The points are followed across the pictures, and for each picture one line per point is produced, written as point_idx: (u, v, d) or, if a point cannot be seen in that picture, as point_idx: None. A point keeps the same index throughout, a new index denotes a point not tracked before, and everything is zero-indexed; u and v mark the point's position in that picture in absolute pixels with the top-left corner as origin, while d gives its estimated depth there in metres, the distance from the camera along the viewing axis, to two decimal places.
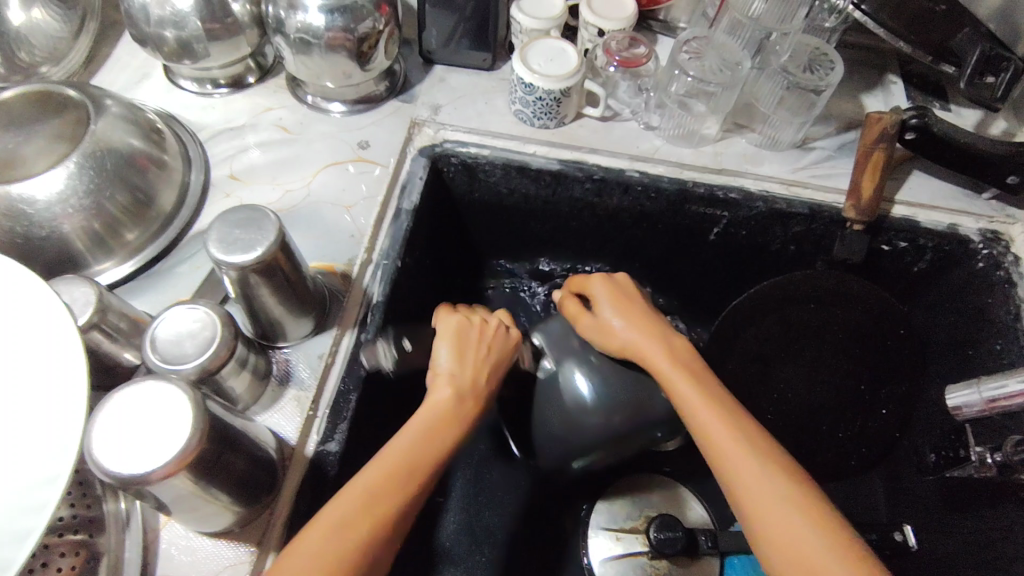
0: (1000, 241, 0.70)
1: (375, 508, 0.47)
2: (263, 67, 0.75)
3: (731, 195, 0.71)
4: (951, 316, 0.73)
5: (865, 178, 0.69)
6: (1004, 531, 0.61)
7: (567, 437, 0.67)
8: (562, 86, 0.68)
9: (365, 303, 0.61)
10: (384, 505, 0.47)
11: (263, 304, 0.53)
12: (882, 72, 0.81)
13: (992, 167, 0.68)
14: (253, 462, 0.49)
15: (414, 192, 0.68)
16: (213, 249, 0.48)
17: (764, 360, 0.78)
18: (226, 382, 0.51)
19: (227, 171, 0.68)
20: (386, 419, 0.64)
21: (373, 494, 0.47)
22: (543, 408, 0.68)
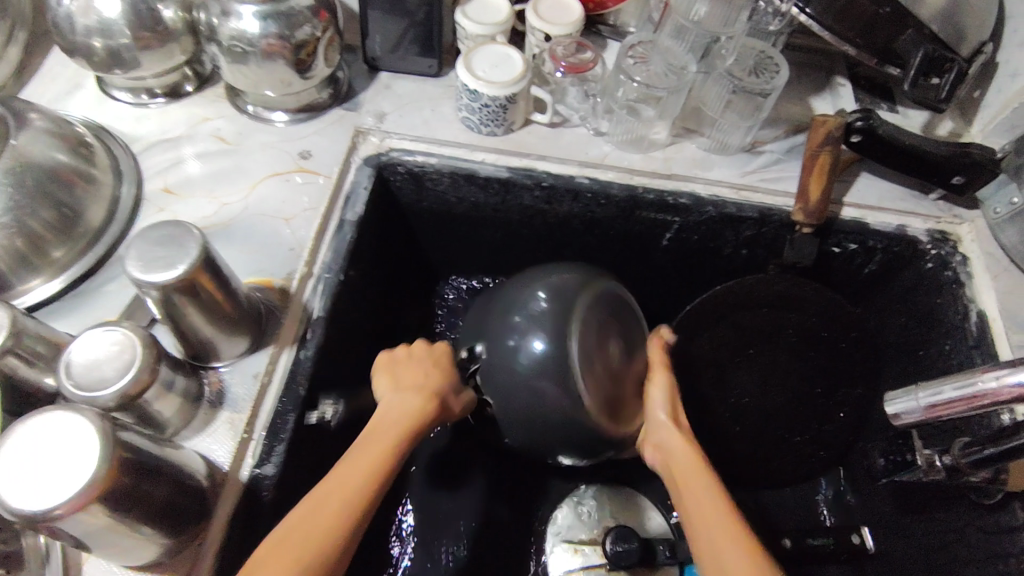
0: (947, 241, 0.70)
1: (315, 520, 0.45)
2: (200, 76, 0.72)
3: (681, 200, 0.71)
4: (902, 318, 0.74)
5: (812, 183, 0.68)
6: (959, 532, 0.62)
7: (532, 412, 0.58)
8: (507, 92, 0.66)
9: (304, 319, 0.59)
10: (337, 493, 0.47)
11: (191, 323, 0.51)
12: (831, 75, 0.81)
13: (938, 168, 0.68)
14: (179, 491, 0.46)
15: (359, 203, 0.66)
16: (130, 270, 0.46)
17: (718, 365, 0.78)
18: (152, 407, 0.48)
19: (161, 184, 0.65)
20: (329, 438, 0.62)
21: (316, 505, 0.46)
22: (493, 386, 0.60)
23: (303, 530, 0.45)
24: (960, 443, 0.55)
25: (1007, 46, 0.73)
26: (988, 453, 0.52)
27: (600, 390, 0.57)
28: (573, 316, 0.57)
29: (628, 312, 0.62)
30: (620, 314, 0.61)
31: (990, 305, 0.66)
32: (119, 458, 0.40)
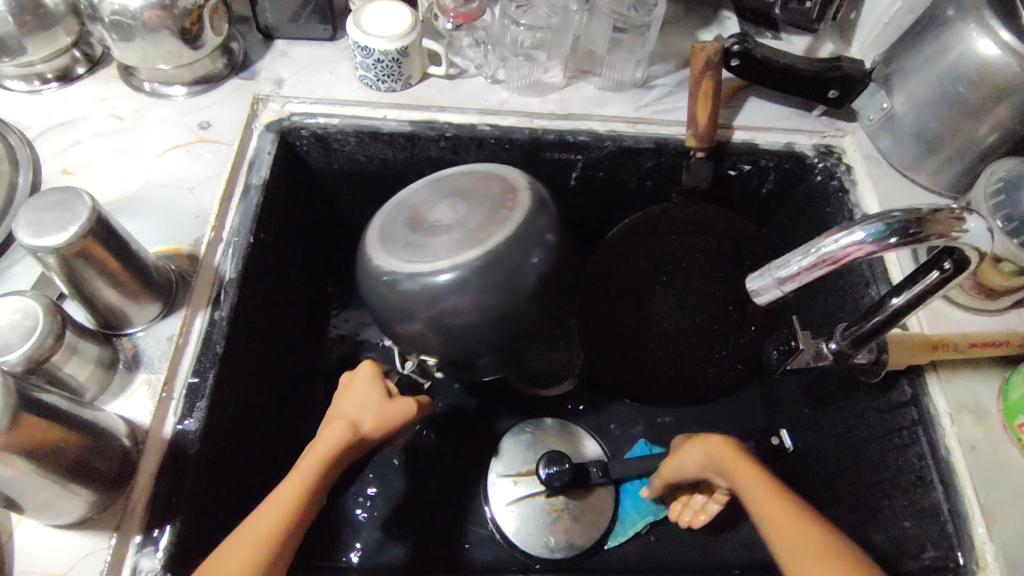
0: (832, 153, 0.75)
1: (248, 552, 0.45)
2: (91, 58, 0.72)
3: (581, 138, 0.73)
4: (802, 230, 0.79)
5: (700, 108, 0.72)
6: (859, 416, 0.67)
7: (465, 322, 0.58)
8: (398, 45, 0.68)
9: (218, 281, 0.60)
10: (275, 514, 0.48)
11: (95, 290, 0.52)
12: (717, 10, 0.85)
13: (814, 84, 0.73)
14: (99, 445, 0.48)
15: (263, 167, 0.67)
16: (21, 236, 0.47)
17: (638, 293, 0.81)
18: (61, 370, 0.50)
19: (60, 167, 0.65)
20: (259, 398, 0.64)
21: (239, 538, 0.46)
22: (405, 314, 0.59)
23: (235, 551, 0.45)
24: (841, 327, 0.58)
25: None
26: (864, 330, 0.55)
27: (481, 244, 0.58)
28: (391, 233, 0.62)
29: (457, 181, 0.64)
30: (447, 193, 0.63)
31: (873, 208, 0.71)
32: (24, 415, 0.42)
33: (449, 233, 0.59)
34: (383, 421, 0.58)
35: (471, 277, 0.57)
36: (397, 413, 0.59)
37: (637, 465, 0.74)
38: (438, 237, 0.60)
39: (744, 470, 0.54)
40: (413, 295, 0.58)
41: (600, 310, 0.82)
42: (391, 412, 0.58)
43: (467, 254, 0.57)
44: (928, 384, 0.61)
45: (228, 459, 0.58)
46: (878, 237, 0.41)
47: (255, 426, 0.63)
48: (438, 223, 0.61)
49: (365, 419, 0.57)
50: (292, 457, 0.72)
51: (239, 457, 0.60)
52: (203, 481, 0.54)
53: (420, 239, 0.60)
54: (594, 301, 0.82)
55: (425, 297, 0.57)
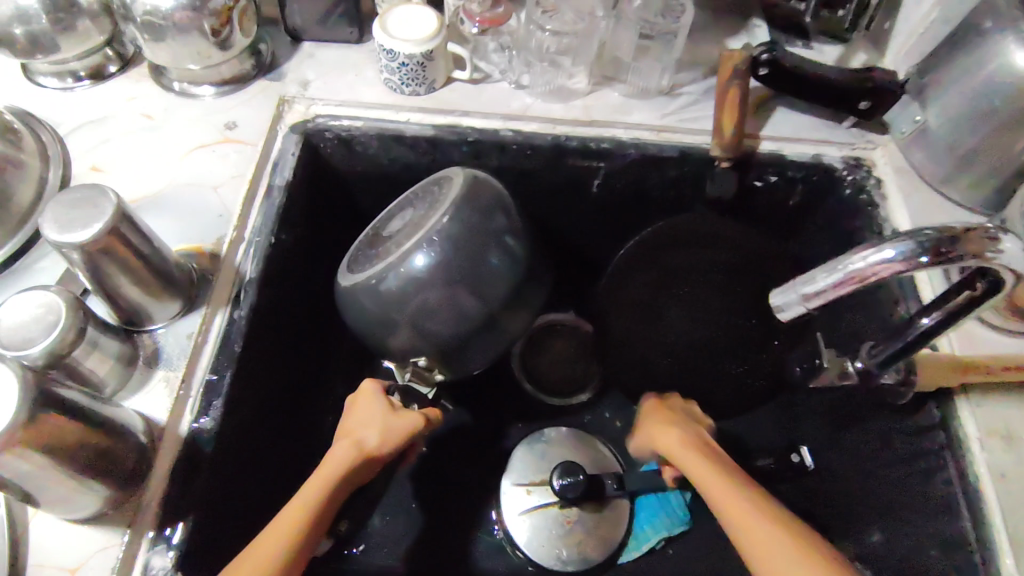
0: (862, 166, 0.73)
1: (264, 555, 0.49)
2: (123, 57, 0.73)
3: (603, 145, 0.73)
4: (829, 245, 0.76)
5: (726, 116, 0.70)
6: (882, 437, 0.65)
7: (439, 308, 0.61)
8: (424, 49, 0.68)
9: (238, 281, 0.61)
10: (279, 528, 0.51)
11: (117, 287, 0.53)
12: (747, 17, 0.84)
13: (843, 96, 0.71)
14: (116, 440, 0.48)
15: (286, 168, 0.68)
16: (47, 232, 0.48)
17: (654, 305, 0.81)
18: (82, 365, 0.51)
19: (89, 164, 0.66)
20: (275, 398, 0.65)
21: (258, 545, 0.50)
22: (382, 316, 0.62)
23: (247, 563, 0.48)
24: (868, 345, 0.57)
25: None
26: (892, 351, 0.54)
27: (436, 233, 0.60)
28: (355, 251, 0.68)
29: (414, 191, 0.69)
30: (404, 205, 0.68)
31: (903, 222, 0.69)
32: (40, 410, 0.43)
33: (397, 236, 0.64)
34: (384, 436, 0.60)
35: (433, 260, 0.60)
36: (397, 427, 0.61)
37: (654, 479, 0.73)
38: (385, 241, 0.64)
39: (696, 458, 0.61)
40: (378, 294, 0.62)
41: (615, 326, 0.84)
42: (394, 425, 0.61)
43: (414, 240, 0.61)
44: (957, 407, 0.59)
45: (242, 459, 0.58)
46: (907, 255, 0.39)
47: (271, 426, 0.64)
48: (388, 232, 0.66)
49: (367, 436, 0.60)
50: (306, 457, 0.72)
51: (253, 458, 0.60)
52: (216, 480, 0.54)
53: (374, 249, 0.65)
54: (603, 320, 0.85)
55: (401, 297, 0.61)
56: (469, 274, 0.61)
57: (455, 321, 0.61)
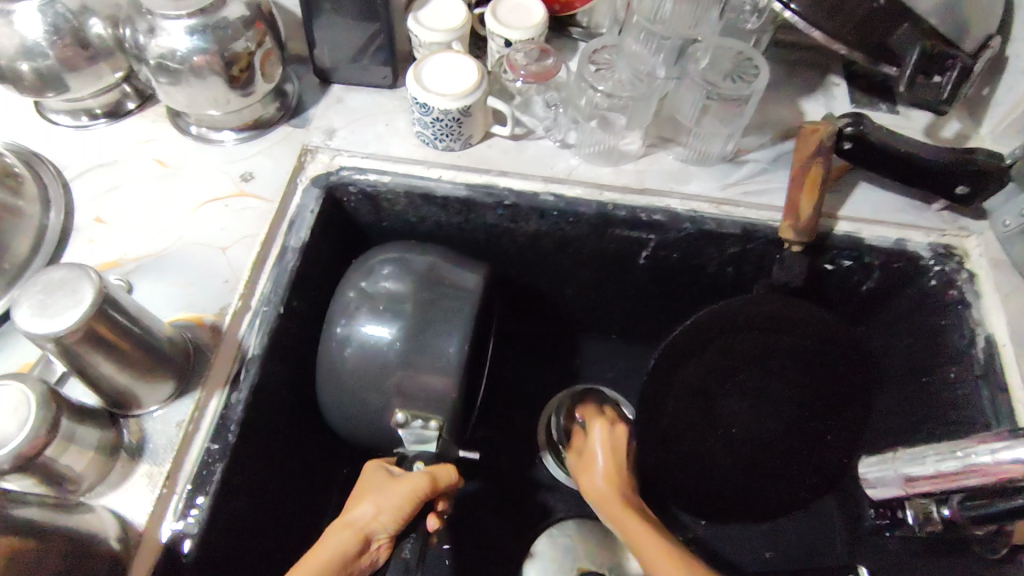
0: (953, 257, 0.64)
1: None
2: (142, 94, 0.68)
3: (656, 217, 0.65)
4: (904, 338, 0.67)
5: (798, 196, 0.62)
6: None
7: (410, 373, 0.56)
8: (461, 104, 0.61)
9: (240, 357, 0.55)
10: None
11: (102, 373, 0.47)
12: (825, 75, 0.75)
13: (937, 178, 0.62)
14: (82, 559, 0.43)
15: (304, 227, 0.62)
16: (21, 321, 0.42)
17: (707, 395, 0.70)
18: (56, 463, 0.45)
19: (93, 213, 0.62)
20: (271, 483, 0.58)
21: None
22: (361, 389, 0.57)
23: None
24: (962, 491, 0.49)
25: (1018, 39, 0.65)
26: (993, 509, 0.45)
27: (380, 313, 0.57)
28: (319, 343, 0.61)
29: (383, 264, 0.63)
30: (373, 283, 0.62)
31: (1000, 330, 0.59)
32: None
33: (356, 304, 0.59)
34: (383, 508, 0.51)
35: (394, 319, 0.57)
36: (396, 496, 0.52)
37: None
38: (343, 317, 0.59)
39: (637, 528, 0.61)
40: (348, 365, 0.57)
41: (665, 419, 0.70)
42: (392, 489, 0.53)
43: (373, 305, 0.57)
44: None
45: (230, 559, 0.53)
46: None
47: (262, 516, 0.57)
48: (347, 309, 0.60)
49: (361, 513, 0.51)
50: (306, 540, 0.66)
51: (240, 555, 0.54)
52: None
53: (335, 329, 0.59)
54: (648, 417, 0.69)
55: (372, 366, 0.57)
56: (439, 331, 0.57)
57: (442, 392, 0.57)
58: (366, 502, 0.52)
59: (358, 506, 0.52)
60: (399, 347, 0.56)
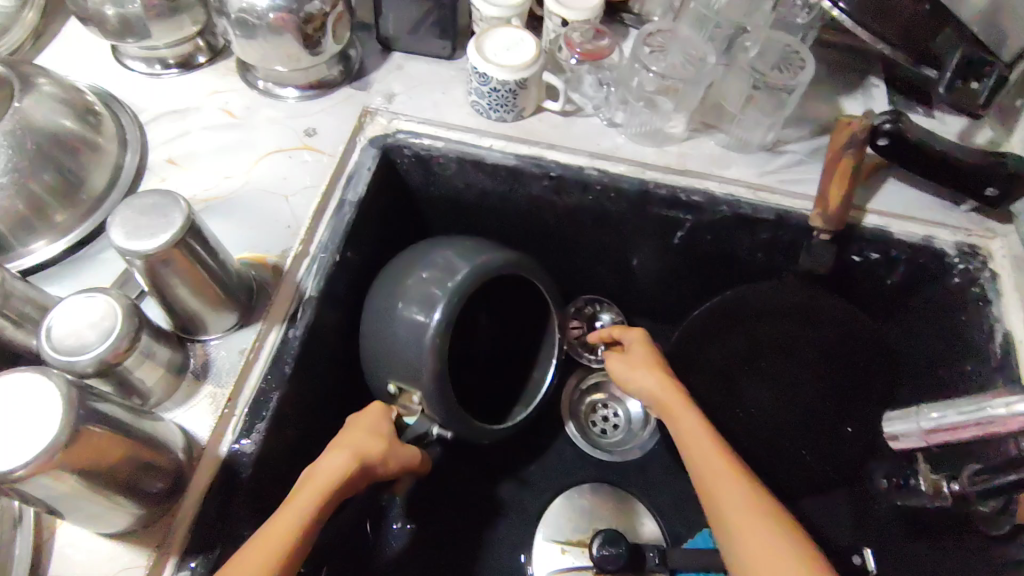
0: (978, 256, 0.66)
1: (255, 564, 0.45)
2: (213, 48, 0.72)
3: (695, 198, 0.68)
4: (925, 334, 0.69)
5: (833, 186, 0.65)
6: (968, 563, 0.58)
7: (405, 342, 0.58)
8: (518, 76, 0.64)
9: (297, 298, 0.59)
10: (274, 543, 0.46)
11: (177, 296, 0.51)
12: (865, 76, 0.77)
13: (967, 179, 0.65)
14: (153, 462, 0.46)
15: (360, 183, 0.65)
16: (116, 238, 0.46)
17: (726, 372, 0.76)
18: (132, 373, 0.49)
19: (165, 155, 0.65)
20: (315, 419, 0.62)
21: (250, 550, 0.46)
22: (388, 357, 0.60)
23: (239, 571, 0.44)
24: (970, 468, 0.55)
25: None
26: None
27: (387, 288, 0.61)
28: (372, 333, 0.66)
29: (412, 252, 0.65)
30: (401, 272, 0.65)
31: (1018, 326, 0.62)
32: (83, 428, 0.41)
33: (384, 283, 0.63)
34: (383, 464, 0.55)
35: (403, 296, 0.60)
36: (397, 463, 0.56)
37: (697, 558, 0.66)
38: (376, 299, 0.63)
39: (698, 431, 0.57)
40: (377, 339, 0.61)
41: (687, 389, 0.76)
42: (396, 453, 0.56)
43: (396, 291, 0.61)
44: None
45: (276, 483, 0.56)
46: None
47: (307, 448, 0.61)
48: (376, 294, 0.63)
49: (367, 452, 0.54)
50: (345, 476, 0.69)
51: (285, 481, 0.58)
52: (248, 506, 0.52)
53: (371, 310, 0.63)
54: None
55: (387, 337, 0.60)
56: (421, 304, 0.58)
57: (412, 361, 0.58)
58: (375, 443, 0.55)
59: (366, 447, 0.54)
60: (403, 317, 0.59)
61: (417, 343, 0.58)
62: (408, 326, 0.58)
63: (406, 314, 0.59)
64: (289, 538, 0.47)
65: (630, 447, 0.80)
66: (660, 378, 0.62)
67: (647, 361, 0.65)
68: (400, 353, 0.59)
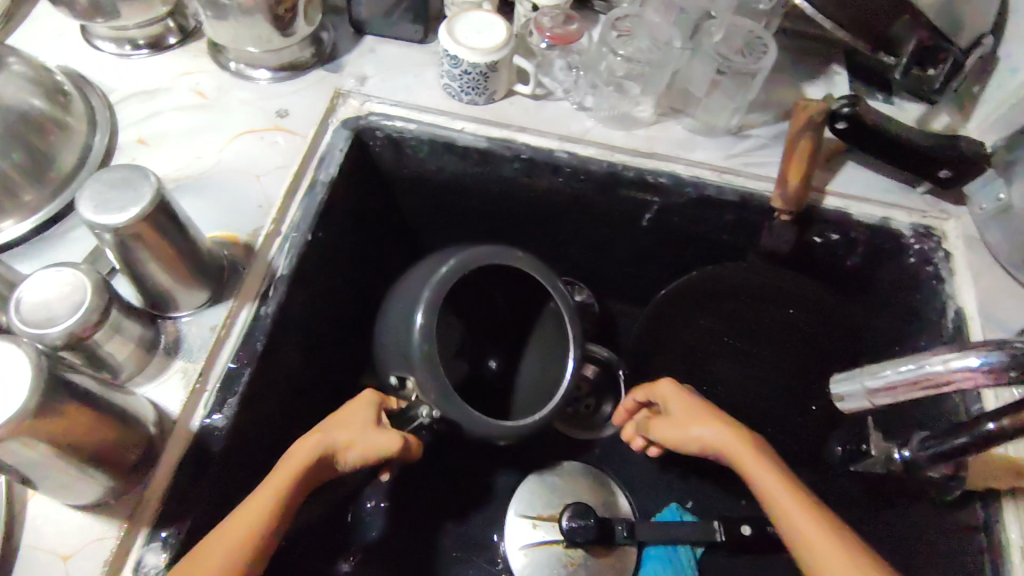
0: (932, 237, 0.68)
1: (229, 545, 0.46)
2: (184, 30, 0.72)
3: (662, 180, 0.69)
4: (883, 312, 0.72)
5: (793, 167, 0.66)
6: (920, 527, 0.61)
7: (400, 339, 0.59)
8: (488, 59, 0.65)
9: (268, 276, 0.59)
10: (242, 521, 0.47)
11: (146, 271, 0.51)
12: (828, 63, 0.79)
13: (922, 161, 0.67)
14: (123, 433, 0.47)
15: (332, 164, 0.66)
16: (84, 212, 0.47)
17: (694, 352, 0.77)
18: (101, 347, 0.49)
19: (136, 135, 0.65)
20: (288, 397, 0.63)
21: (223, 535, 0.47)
22: (387, 352, 0.62)
23: (208, 552, 0.45)
24: (920, 436, 0.55)
25: (1009, 41, 0.70)
26: (943, 449, 0.51)
27: (396, 287, 0.65)
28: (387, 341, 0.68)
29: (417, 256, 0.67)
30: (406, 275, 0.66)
31: (969, 304, 0.65)
32: (51, 397, 0.41)
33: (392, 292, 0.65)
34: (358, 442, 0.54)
35: (405, 296, 0.62)
36: (376, 443, 0.54)
37: (665, 531, 0.69)
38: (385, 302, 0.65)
39: (789, 499, 0.50)
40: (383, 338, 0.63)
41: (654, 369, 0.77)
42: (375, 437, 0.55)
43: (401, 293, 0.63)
44: (1004, 510, 0.55)
45: (250, 458, 0.57)
46: (990, 367, 0.37)
47: (281, 425, 0.62)
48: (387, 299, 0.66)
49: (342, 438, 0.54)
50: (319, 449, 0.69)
51: (258, 456, 0.58)
52: (221, 479, 0.53)
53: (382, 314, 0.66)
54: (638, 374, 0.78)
55: (389, 335, 0.62)
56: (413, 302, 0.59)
57: (404, 353, 0.59)
58: (348, 426, 0.55)
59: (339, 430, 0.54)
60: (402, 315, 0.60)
61: (407, 337, 0.58)
62: (404, 325, 0.60)
63: (403, 312, 0.60)
64: (256, 513, 0.48)
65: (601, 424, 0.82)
66: (722, 434, 0.56)
67: (700, 412, 0.59)
68: (398, 348, 0.60)
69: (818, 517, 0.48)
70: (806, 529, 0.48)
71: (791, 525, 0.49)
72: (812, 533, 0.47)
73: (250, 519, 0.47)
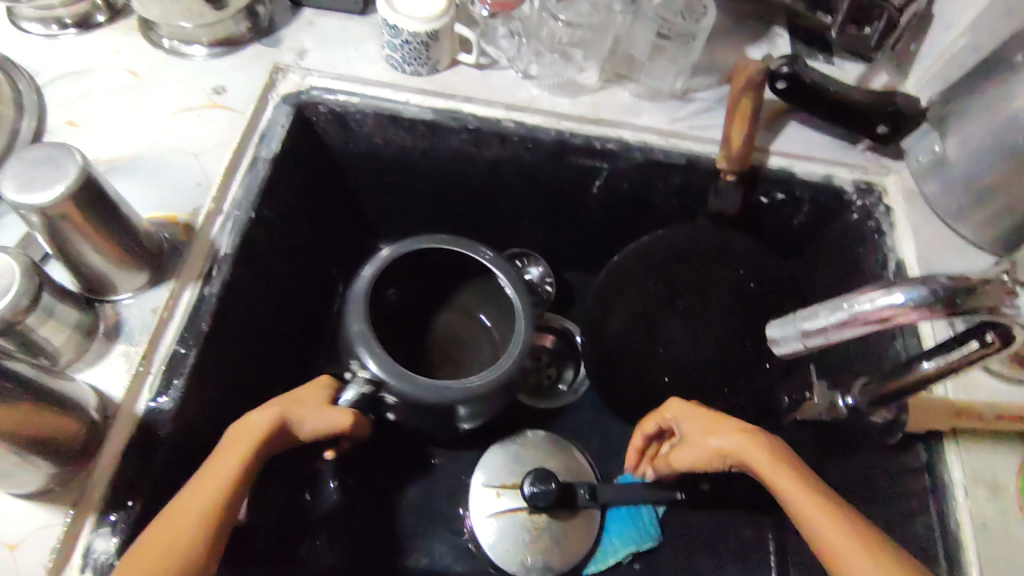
0: (873, 192, 0.70)
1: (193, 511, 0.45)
2: (113, 8, 0.70)
3: (609, 146, 0.70)
4: (829, 268, 0.74)
5: (736, 127, 0.67)
6: (867, 473, 0.63)
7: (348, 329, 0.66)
8: (428, 28, 0.64)
9: (211, 256, 0.58)
10: (201, 496, 0.46)
11: (80, 254, 0.50)
12: (769, 25, 0.80)
13: (860, 118, 0.69)
14: (63, 418, 0.46)
15: (274, 141, 0.65)
16: (6, 192, 0.45)
17: (648, 317, 0.77)
18: (35, 332, 0.48)
19: (66, 117, 0.63)
20: (240, 379, 0.62)
21: (185, 500, 0.45)
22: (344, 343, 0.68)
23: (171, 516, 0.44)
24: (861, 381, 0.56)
25: None
26: (887, 392, 0.52)
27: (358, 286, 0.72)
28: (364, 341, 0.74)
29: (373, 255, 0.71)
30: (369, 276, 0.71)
31: (910, 256, 0.66)
32: None
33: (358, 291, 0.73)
34: (311, 420, 0.55)
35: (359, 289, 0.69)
36: (329, 420, 0.56)
37: (625, 492, 0.71)
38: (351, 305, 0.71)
39: (804, 495, 0.49)
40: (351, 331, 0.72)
41: (610, 334, 0.77)
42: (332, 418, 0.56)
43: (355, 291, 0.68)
44: (945, 452, 0.56)
45: (202, 441, 0.56)
46: (917, 302, 0.39)
47: (234, 407, 0.61)
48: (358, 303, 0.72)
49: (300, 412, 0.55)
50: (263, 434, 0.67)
51: (210, 438, 0.57)
52: (172, 462, 0.52)
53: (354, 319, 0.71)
54: (595, 342, 0.78)
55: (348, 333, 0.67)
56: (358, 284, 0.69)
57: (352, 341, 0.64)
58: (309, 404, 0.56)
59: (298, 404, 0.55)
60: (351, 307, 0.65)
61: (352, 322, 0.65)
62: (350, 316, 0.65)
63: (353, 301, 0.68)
64: (218, 487, 0.47)
65: (563, 392, 0.84)
66: (735, 437, 0.56)
67: (713, 422, 0.59)
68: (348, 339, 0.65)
69: (832, 508, 0.48)
70: (819, 520, 0.48)
71: (806, 520, 0.48)
72: (824, 524, 0.47)
73: (215, 483, 0.47)
